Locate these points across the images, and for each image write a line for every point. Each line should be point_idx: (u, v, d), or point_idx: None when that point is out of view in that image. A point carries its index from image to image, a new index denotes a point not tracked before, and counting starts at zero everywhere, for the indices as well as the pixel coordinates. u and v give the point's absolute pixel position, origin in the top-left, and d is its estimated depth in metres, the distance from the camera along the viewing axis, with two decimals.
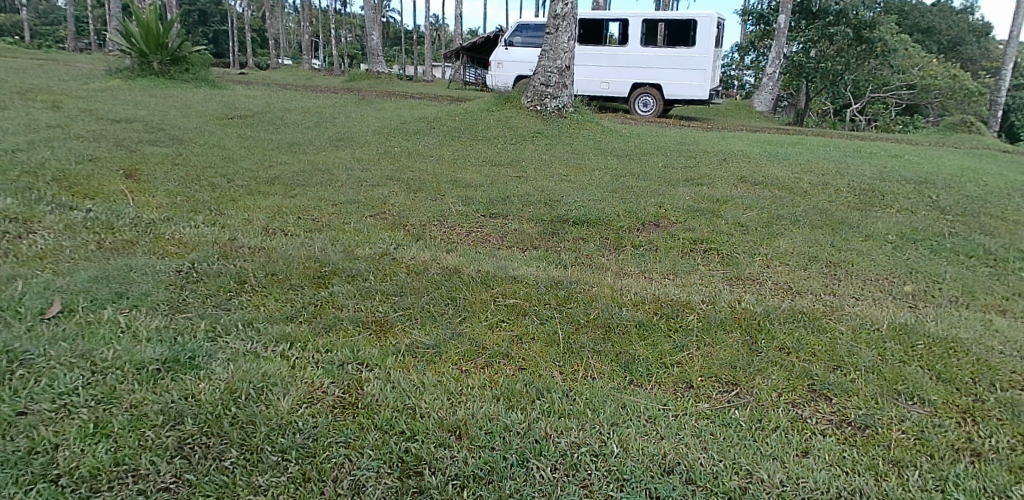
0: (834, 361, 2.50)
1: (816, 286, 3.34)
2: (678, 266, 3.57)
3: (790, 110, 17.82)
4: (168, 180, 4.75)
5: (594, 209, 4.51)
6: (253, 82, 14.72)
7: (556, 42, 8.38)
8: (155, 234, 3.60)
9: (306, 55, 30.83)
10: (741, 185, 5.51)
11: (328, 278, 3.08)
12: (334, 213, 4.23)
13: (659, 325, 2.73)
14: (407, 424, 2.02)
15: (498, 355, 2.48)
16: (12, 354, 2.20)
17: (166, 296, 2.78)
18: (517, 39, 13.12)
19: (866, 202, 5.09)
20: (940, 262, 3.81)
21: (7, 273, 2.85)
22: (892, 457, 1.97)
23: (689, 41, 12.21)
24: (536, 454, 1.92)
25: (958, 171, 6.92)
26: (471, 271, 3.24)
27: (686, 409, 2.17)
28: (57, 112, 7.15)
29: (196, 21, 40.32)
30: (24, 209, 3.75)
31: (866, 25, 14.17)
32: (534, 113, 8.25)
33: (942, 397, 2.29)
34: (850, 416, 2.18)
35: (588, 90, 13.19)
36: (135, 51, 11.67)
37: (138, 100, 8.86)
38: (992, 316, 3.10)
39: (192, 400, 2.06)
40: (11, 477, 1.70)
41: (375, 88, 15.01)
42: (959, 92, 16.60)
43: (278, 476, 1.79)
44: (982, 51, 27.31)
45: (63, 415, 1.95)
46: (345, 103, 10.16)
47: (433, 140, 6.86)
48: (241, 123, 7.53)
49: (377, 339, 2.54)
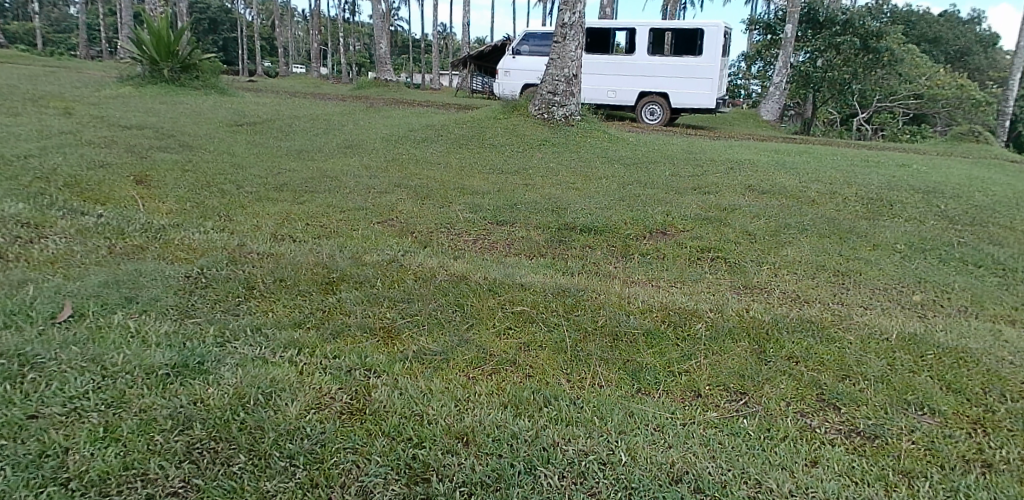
0: (843, 371, 2.49)
1: (824, 295, 3.33)
2: (686, 274, 3.57)
3: (796, 119, 17.64)
4: (178, 187, 4.79)
5: (601, 217, 4.52)
6: (260, 89, 14.84)
7: (563, 51, 8.43)
8: (165, 240, 3.63)
9: (315, 63, 30.45)
10: (748, 194, 5.50)
11: (336, 284, 3.09)
12: (342, 220, 4.27)
13: (667, 334, 2.72)
14: (414, 430, 2.02)
15: (506, 362, 2.48)
16: (24, 358, 2.22)
17: (175, 301, 2.80)
18: (525, 48, 13.18)
19: (874, 212, 5.08)
20: (948, 272, 3.79)
21: (19, 277, 2.88)
22: (903, 468, 1.96)
23: (696, 49, 12.24)
24: (544, 462, 1.92)
25: (966, 181, 6.91)
26: (478, 278, 3.25)
27: (693, 417, 2.17)
28: (69, 119, 7.21)
29: (205, 28, 40.53)
30: (36, 214, 3.79)
31: (873, 35, 14.21)
32: (542, 121, 8.27)
33: (952, 408, 2.28)
34: (859, 426, 2.17)
35: (595, 99, 13.24)
36: (146, 58, 11.78)
37: (149, 107, 8.95)
38: (1002, 326, 3.09)
39: (201, 405, 2.07)
40: (22, 480, 1.71)
41: (383, 95, 15.15)
42: (966, 101, 16.77)
43: (287, 481, 1.79)
44: (990, 60, 27.15)
45: (74, 419, 1.96)
46: (354, 110, 10.22)
47: (440, 148, 6.89)
48: (251, 130, 7.58)
49: (384, 345, 2.55)
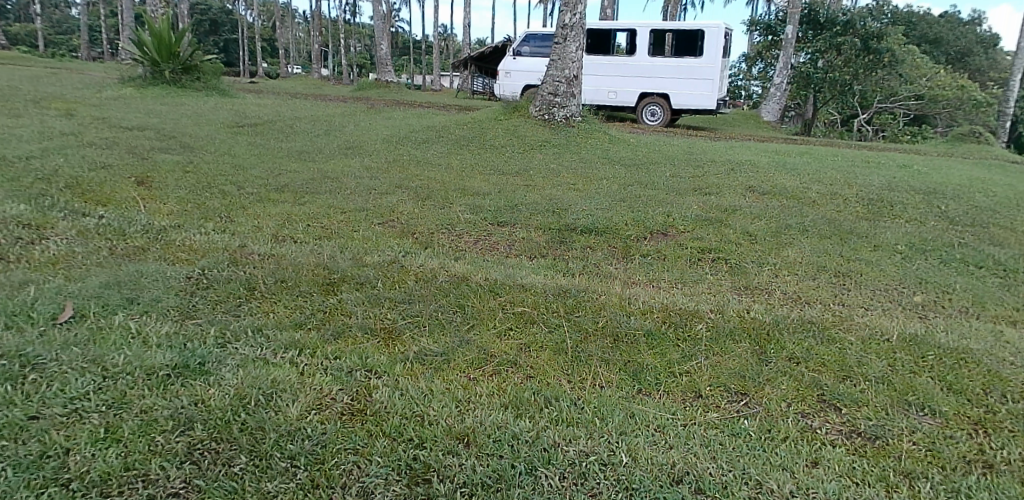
0: (844, 372, 2.49)
1: (825, 295, 3.33)
2: (686, 275, 3.57)
3: (796, 119, 17.63)
4: (179, 188, 4.80)
5: (602, 218, 4.53)
6: (262, 90, 14.86)
7: (564, 52, 8.43)
8: (166, 241, 3.63)
9: (316, 65, 30.48)
10: (749, 195, 5.50)
11: (337, 285, 3.10)
12: (343, 221, 4.27)
13: (668, 334, 2.72)
14: (415, 431, 2.02)
15: (507, 363, 2.48)
16: (25, 359, 2.22)
17: (176, 302, 2.80)
18: (525, 49, 13.19)
19: (875, 213, 5.07)
20: (949, 273, 3.78)
21: (20, 278, 2.88)
22: (904, 469, 1.95)
23: (696, 50, 12.25)
24: (545, 462, 1.92)
25: (968, 182, 6.90)
26: (479, 279, 3.25)
27: (694, 418, 2.17)
28: (71, 121, 7.22)
29: (206, 30, 40.58)
30: (37, 215, 3.79)
31: (874, 36, 14.19)
32: (542, 122, 8.27)
33: (953, 408, 2.28)
34: (860, 427, 2.16)
35: (595, 100, 13.25)
36: (147, 59, 11.80)
37: (150, 108, 8.96)
38: (1003, 327, 3.08)
39: (202, 406, 2.07)
40: (23, 481, 1.71)
41: (383, 97, 15.16)
42: (968, 102, 16.76)
43: (288, 482, 1.79)
44: (991, 62, 27.16)
45: (75, 420, 1.96)
46: (355, 112, 10.23)
47: (441, 149, 6.89)
48: (252, 131, 7.58)
49: (385, 346, 2.56)
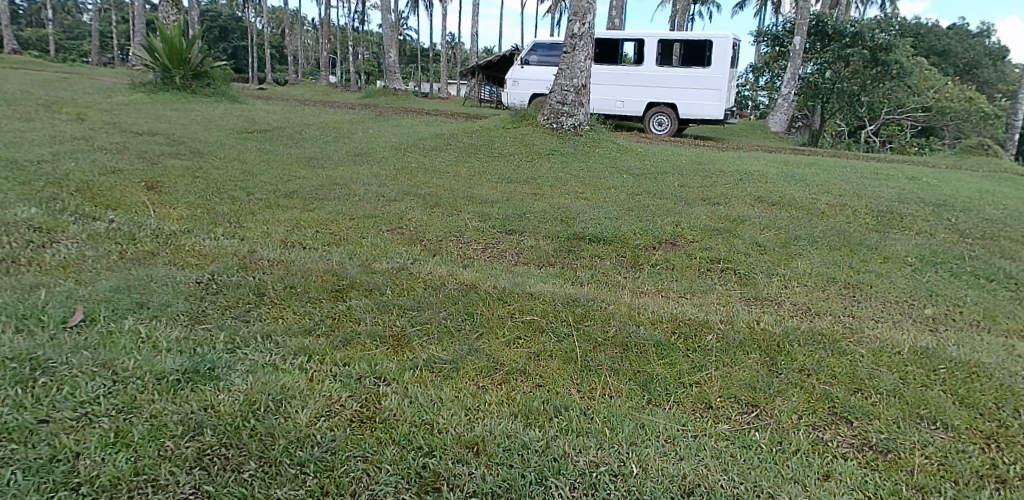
0: (856, 385, 2.47)
1: (835, 307, 3.32)
2: (696, 285, 3.56)
3: (807, 130, 17.27)
4: (189, 193, 4.82)
5: (610, 227, 4.51)
6: (272, 96, 14.98)
7: (572, 61, 8.47)
8: (176, 245, 3.65)
9: (323, 76, 30.77)
10: (758, 205, 5.50)
11: (345, 291, 3.10)
12: (352, 227, 4.28)
13: (678, 345, 2.71)
14: (425, 439, 2.02)
15: (516, 371, 2.48)
16: (36, 362, 2.23)
17: (186, 307, 2.81)
18: (533, 58, 13.24)
19: (885, 225, 5.04)
20: (960, 287, 3.76)
21: (32, 281, 2.91)
22: (916, 483, 1.94)
23: (704, 61, 12.26)
24: (555, 472, 1.91)
25: (977, 194, 6.89)
26: (487, 287, 3.25)
27: (705, 430, 2.16)
28: (81, 125, 7.25)
29: (216, 38, 40.84)
30: (49, 218, 3.83)
31: (882, 48, 14.04)
32: (550, 130, 8.27)
33: (965, 422, 2.26)
34: (872, 440, 2.15)
35: (604, 109, 13.26)
36: (159, 65, 11.90)
37: (160, 113, 9.00)
38: (1015, 341, 3.05)
39: (212, 411, 2.07)
40: (34, 484, 1.72)
41: (392, 104, 15.25)
42: (975, 115, 16.75)
43: (297, 489, 1.79)
44: (999, 75, 27.25)
45: (85, 424, 1.96)
46: (363, 119, 10.28)
47: (449, 156, 6.91)
48: (261, 137, 7.61)
49: (394, 353, 2.55)
